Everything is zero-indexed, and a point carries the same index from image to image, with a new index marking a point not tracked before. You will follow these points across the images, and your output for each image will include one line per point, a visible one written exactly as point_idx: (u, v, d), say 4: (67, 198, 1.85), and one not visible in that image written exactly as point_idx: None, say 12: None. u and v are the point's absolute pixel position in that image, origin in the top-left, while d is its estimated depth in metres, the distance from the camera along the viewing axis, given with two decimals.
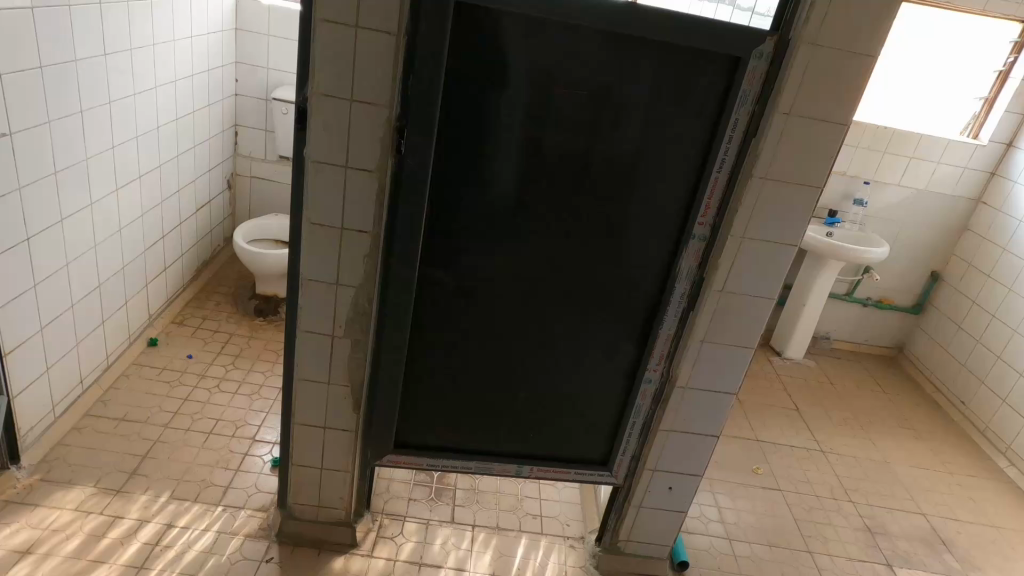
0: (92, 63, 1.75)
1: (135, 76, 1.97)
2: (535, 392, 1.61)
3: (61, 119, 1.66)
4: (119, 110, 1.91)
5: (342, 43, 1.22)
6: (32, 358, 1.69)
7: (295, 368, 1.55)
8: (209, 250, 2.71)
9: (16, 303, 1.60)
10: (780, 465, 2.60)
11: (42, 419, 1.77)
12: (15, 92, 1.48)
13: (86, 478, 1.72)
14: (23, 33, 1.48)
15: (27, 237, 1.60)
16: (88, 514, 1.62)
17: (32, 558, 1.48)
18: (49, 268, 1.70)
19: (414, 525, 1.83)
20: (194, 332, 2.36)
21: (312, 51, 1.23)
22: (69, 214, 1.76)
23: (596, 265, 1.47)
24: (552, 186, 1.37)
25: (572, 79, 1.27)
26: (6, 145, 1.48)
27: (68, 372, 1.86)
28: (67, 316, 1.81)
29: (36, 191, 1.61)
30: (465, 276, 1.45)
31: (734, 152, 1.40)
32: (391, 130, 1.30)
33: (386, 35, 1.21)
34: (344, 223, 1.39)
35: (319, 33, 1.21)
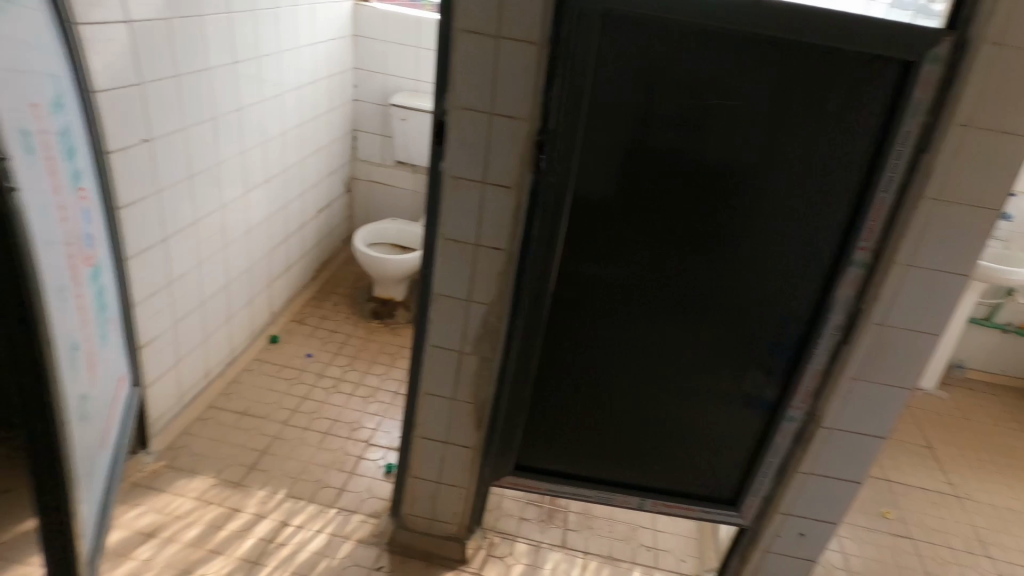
0: (223, 70, 1.81)
1: (262, 81, 2.04)
2: (663, 421, 1.53)
3: (196, 126, 1.74)
4: (249, 114, 1.99)
5: (483, 54, 1.18)
6: (164, 352, 1.77)
7: (419, 380, 1.54)
8: (328, 251, 2.78)
9: (150, 300, 1.67)
10: (913, 510, 2.36)
11: (170, 408, 1.85)
12: (155, 100, 1.56)
13: (208, 469, 1.77)
14: (162, 42, 1.54)
15: (164, 237, 1.68)
16: (209, 505, 1.67)
17: (156, 542, 1.55)
18: (181, 267, 1.78)
19: (524, 546, 1.78)
20: (313, 332, 2.42)
21: (451, 63, 1.20)
22: (203, 216, 1.84)
23: (738, 288, 1.37)
24: (696, 204, 1.28)
25: (724, 89, 1.18)
26: (146, 150, 1.56)
27: (195, 365, 1.93)
28: (196, 313, 1.89)
29: (173, 193, 1.69)
30: (597, 291, 1.38)
31: (902, 168, 1.24)
32: (532, 145, 1.24)
33: (527, 43, 1.16)
34: (479, 240, 1.37)
35: (460, 45, 1.17)
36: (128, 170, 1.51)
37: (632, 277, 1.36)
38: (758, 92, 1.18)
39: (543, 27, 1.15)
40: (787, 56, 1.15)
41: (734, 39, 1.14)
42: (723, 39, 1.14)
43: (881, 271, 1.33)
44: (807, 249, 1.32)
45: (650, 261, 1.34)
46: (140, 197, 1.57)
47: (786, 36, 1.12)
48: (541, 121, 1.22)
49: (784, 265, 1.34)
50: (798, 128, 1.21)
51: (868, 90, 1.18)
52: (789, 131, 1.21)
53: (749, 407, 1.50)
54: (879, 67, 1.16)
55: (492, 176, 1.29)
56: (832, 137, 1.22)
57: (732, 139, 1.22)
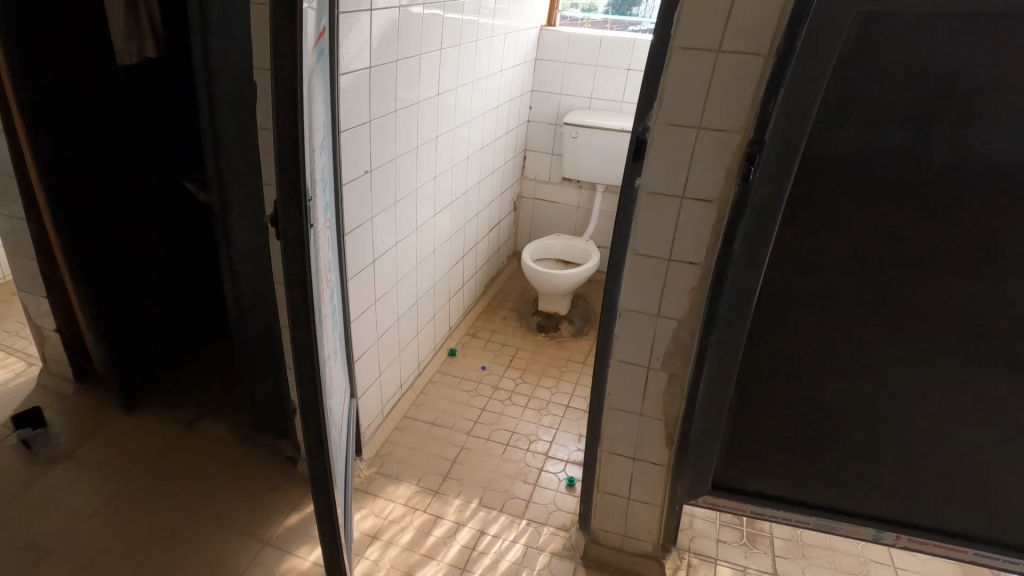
0: (428, 99, 1.93)
1: (458, 109, 2.14)
2: (882, 447, 1.41)
3: (404, 156, 1.87)
4: (444, 141, 2.11)
5: (700, 69, 1.15)
6: (371, 365, 1.91)
7: (604, 397, 1.53)
8: (497, 266, 2.89)
9: (364, 317, 1.82)
10: None
11: (376, 418, 1.98)
12: (377, 133, 1.70)
13: (410, 475, 1.89)
14: (387, 78, 1.68)
15: (374, 259, 1.81)
16: (416, 511, 1.77)
17: (379, 543, 1.67)
18: (385, 287, 1.92)
19: (728, 570, 1.70)
20: (485, 345, 2.51)
21: (663, 80, 1.18)
22: (402, 238, 1.97)
23: (974, 305, 1.21)
24: (931, 216, 1.16)
25: (986, 84, 1.04)
26: (367, 180, 1.69)
27: (392, 379, 2.07)
28: (394, 329, 2.03)
29: (383, 219, 1.83)
30: (807, 308, 1.29)
31: None
32: (740, 157, 1.20)
33: (750, 56, 1.11)
34: (672, 254, 1.35)
35: (674, 61, 1.16)
36: (354, 199, 1.65)
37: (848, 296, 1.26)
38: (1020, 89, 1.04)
39: (774, 36, 1.09)
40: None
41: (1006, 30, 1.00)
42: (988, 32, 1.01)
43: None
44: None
45: (874, 278, 1.23)
46: (360, 223, 1.71)
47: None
48: (757, 134, 1.17)
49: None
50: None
51: None
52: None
53: (992, 435, 1.34)
54: None
55: (692, 191, 1.27)
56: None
57: (986, 144, 1.08)
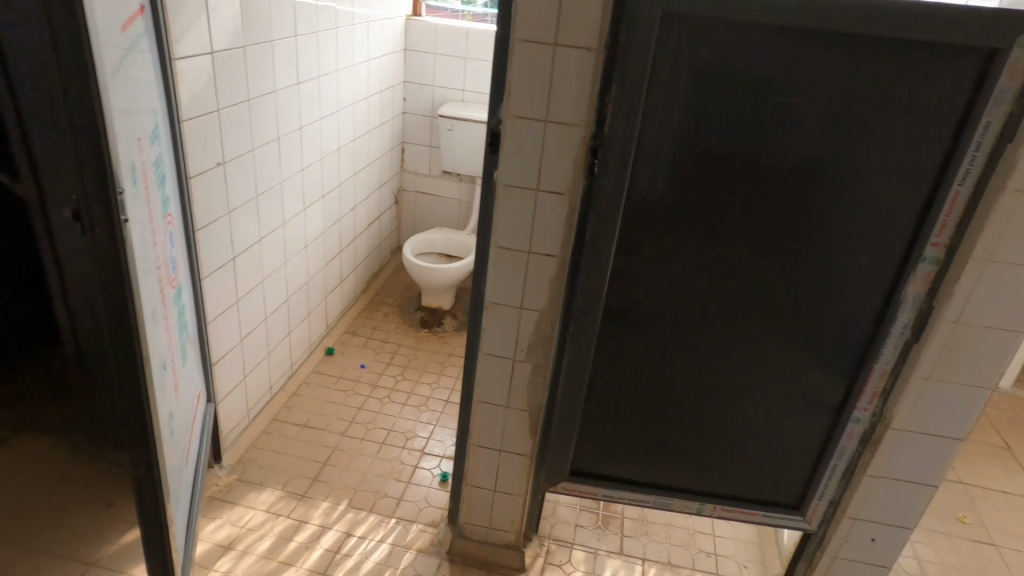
0: (287, 86, 1.84)
1: (323, 99, 2.07)
2: (726, 426, 1.52)
3: (263, 147, 1.77)
4: (310, 132, 2.02)
5: (540, 61, 1.17)
6: (233, 367, 1.81)
7: (473, 390, 1.53)
8: (379, 262, 2.83)
9: (222, 319, 1.71)
10: (989, 513, 2.25)
11: (239, 422, 1.89)
12: (228, 123, 1.60)
13: (275, 481, 1.81)
14: (236, 65, 1.58)
15: (233, 257, 1.72)
16: (278, 517, 1.70)
17: (233, 554, 1.59)
18: (248, 285, 1.82)
19: (582, 554, 1.76)
20: (365, 342, 2.45)
21: (508, 72, 1.19)
22: (267, 233, 1.87)
23: (790, 290, 1.33)
24: (757, 207, 1.25)
25: (788, 85, 1.15)
26: (220, 173, 1.60)
27: (258, 382, 1.97)
28: (261, 329, 1.93)
29: (242, 214, 1.73)
30: (652, 295, 1.37)
31: (981, 160, 1.19)
32: (585, 149, 1.23)
33: (584, 49, 1.15)
34: (532, 247, 1.34)
35: (517, 52, 1.16)
36: (205, 192, 1.55)
37: (687, 282, 1.34)
38: (821, 89, 1.15)
39: (601, 31, 1.13)
40: (864, 49, 1.12)
41: (808, 34, 1.11)
42: (794, 34, 1.11)
43: (954, 268, 1.28)
44: (883, 248, 1.28)
45: (706, 264, 1.32)
46: (214, 218, 1.61)
47: (862, 30, 1.09)
48: (597, 127, 1.21)
49: (849, 266, 1.30)
50: (865, 126, 1.17)
51: (937, 83, 1.14)
52: (860, 127, 1.17)
53: (815, 408, 1.48)
54: (958, 55, 1.12)
55: (546, 183, 1.28)
56: (908, 129, 1.17)
57: (800, 139, 1.19)
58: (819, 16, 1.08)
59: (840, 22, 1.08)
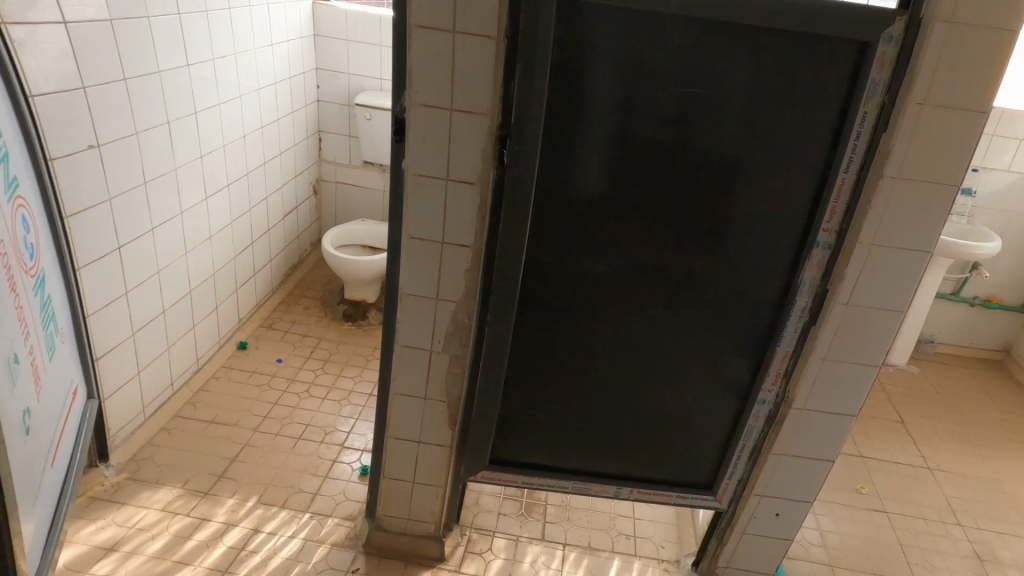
0: (173, 64, 1.76)
1: (219, 83, 2.00)
2: (639, 410, 1.56)
3: (149, 131, 1.69)
4: (206, 115, 1.94)
5: (439, 49, 1.16)
6: (123, 364, 1.73)
7: (390, 381, 1.50)
8: (299, 253, 2.78)
9: (105, 311, 1.63)
10: (885, 483, 2.41)
11: (133, 419, 1.81)
12: (100, 104, 1.51)
13: (176, 478, 1.75)
14: (105, 41, 1.50)
15: (118, 246, 1.64)
16: (175, 515, 1.64)
17: (117, 555, 1.52)
18: (139, 278, 1.74)
19: (503, 541, 1.78)
20: (284, 336, 2.39)
21: (409, 60, 1.18)
22: (161, 222, 1.80)
23: (692, 276, 1.38)
24: (660, 196, 1.29)
25: (675, 74, 1.18)
26: (94, 156, 1.51)
27: (156, 379, 1.89)
28: (159, 323, 1.85)
29: (127, 201, 1.65)
30: (564, 283, 1.38)
31: (862, 149, 1.26)
32: (494, 138, 1.24)
33: (483, 39, 1.15)
34: (445, 238, 1.33)
35: (415, 41, 1.16)
36: (75, 177, 1.47)
37: (596, 269, 1.37)
38: (716, 81, 1.19)
39: (500, 20, 1.13)
40: (757, 43, 1.16)
41: (704, 27, 1.14)
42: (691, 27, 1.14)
43: (844, 252, 1.36)
44: (778, 234, 1.34)
45: (615, 252, 1.35)
46: (90, 204, 1.53)
47: (751, 24, 1.13)
48: (503, 116, 1.22)
49: (747, 253, 1.36)
50: (752, 117, 1.22)
51: (823, 77, 1.19)
52: (752, 119, 1.22)
53: (723, 390, 1.53)
54: (840, 50, 1.18)
55: (455, 173, 1.27)
56: (798, 122, 1.23)
57: (698, 130, 1.23)
58: (712, 10, 1.12)
59: (732, 16, 1.12)
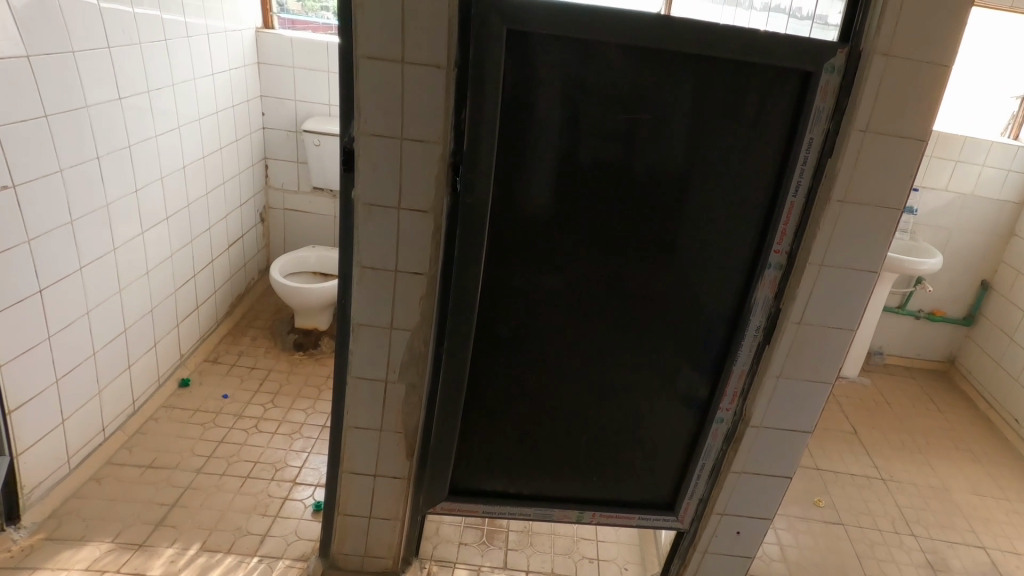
0: (105, 108, 1.81)
1: (155, 115, 2.05)
2: (597, 434, 1.56)
3: (74, 168, 1.72)
4: (141, 151, 1.99)
5: (387, 80, 1.16)
6: (46, 411, 1.72)
7: (343, 415, 1.45)
8: (244, 283, 2.78)
9: (27, 357, 1.63)
10: (841, 496, 2.45)
11: (55, 471, 1.79)
12: (17, 145, 1.52)
13: (105, 534, 1.70)
14: (22, 79, 1.51)
15: (40, 288, 1.65)
16: (104, 572, 1.59)
17: None
18: (65, 320, 1.74)
19: (464, 572, 1.75)
20: (229, 370, 2.39)
21: (357, 91, 1.17)
22: (90, 261, 1.82)
23: (644, 302, 1.39)
24: (615, 221, 1.29)
25: (616, 105, 1.19)
26: (9, 197, 1.52)
27: (86, 421, 1.88)
28: (88, 363, 1.86)
29: (51, 240, 1.67)
30: (523, 309, 1.37)
31: (809, 173, 1.29)
32: (446, 167, 1.22)
33: (431, 69, 1.15)
34: (398, 265, 1.29)
35: (363, 71, 1.15)
36: None
37: (554, 294, 1.36)
38: (670, 106, 1.20)
39: (449, 49, 1.14)
40: (709, 70, 1.18)
41: (653, 54, 1.16)
42: (643, 52, 1.15)
43: (797, 273, 1.38)
44: (731, 256, 1.36)
45: (574, 276, 1.34)
46: (8, 246, 1.53)
47: (701, 53, 1.16)
48: (456, 143, 1.21)
49: (702, 276, 1.37)
50: (695, 148, 1.24)
51: (770, 103, 1.22)
52: (705, 144, 1.24)
53: (682, 411, 1.54)
54: (785, 78, 1.20)
55: (407, 201, 1.24)
56: (750, 146, 1.25)
57: (652, 155, 1.24)
58: (662, 39, 1.13)
59: (683, 44, 1.14)
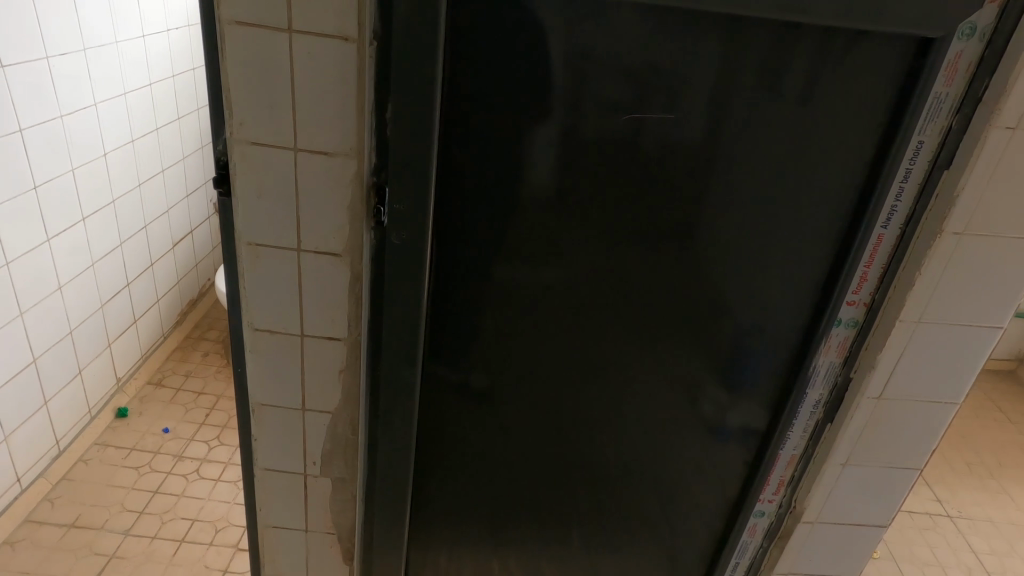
0: None
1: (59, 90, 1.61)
2: (593, 527, 1.20)
3: None
4: (37, 137, 1.55)
5: (270, 59, 0.71)
6: None
7: (255, 513, 1.08)
8: (198, 286, 2.43)
9: None
10: (900, 542, 2.05)
11: None
12: None
13: None
14: None
15: None
16: None
17: None
18: None
19: None
20: (173, 397, 2.04)
21: (224, 76, 0.72)
22: None
23: (653, 365, 1.03)
24: (621, 255, 0.93)
25: (620, 97, 0.82)
26: None
27: None
28: None
29: None
30: (493, 368, 1.02)
31: (912, 194, 0.89)
32: (365, 192, 0.80)
33: (336, 42, 0.70)
34: (305, 329, 0.89)
35: (229, 47, 0.70)
36: None
37: (535, 350, 1.00)
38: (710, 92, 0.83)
39: (363, 8, 0.69)
40: (775, 38, 0.80)
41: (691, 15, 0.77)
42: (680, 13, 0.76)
43: (880, 332, 0.97)
44: (780, 302, 0.98)
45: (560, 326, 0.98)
46: None
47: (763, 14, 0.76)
48: (379, 157, 0.78)
49: (737, 326, 1.00)
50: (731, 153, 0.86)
51: (861, 87, 0.83)
52: (756, 143, 0.86)
53: (707, 501, 1.16)
54: (890, 46, 0.80)
55: (311, 240, 0.82)
56: (822, 146, 0.87)
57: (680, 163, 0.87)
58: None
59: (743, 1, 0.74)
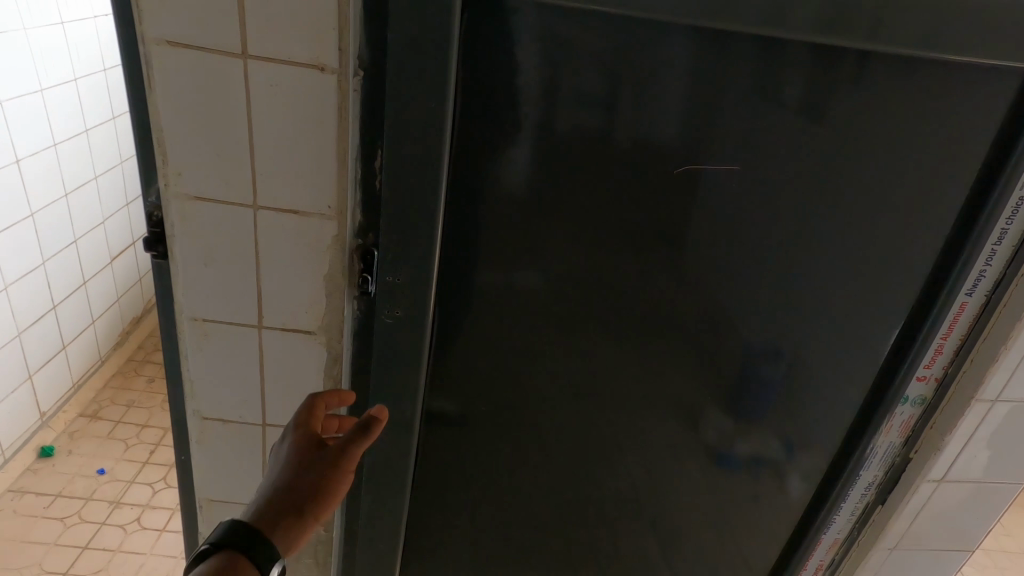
0: None
1: None
2: None
3: None
4: None
5: (220, 93, 0.51)
6: None
7: None
8: (139, 303, 2.17)
9: None
10: None
11: None
12: None
13: None
14: None
15: None
16: None
17: None
18: None
19: None
20: (111, 433, 1.74)
21: (153, 111, 0.52)
22: None
23: (691, 451, 0.85)
24: (656, 327, 0.75)
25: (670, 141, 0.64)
26: None
27: None
28: None
29: None
30: (492, 456, 0.83)
31: (1003, 259, 0.74)
32: (348, 260, 0.61)
33: (309, 71, 0.51)
34: (267, 417, 0.71)
35: (162, 75, 0.50)
36: None
37: (547, 435, 0.81)
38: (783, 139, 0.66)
39: (345, 24, 0.50)
40: (870, 80, 0.63)
41: (769, 44, 0.60)
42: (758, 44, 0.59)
43: (951, 410, 0.84)
44: (840, 379, 0.82)
45: (581, 411, 0.80)
46: None
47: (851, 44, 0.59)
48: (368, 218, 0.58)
49: (786, 406, 0.83)
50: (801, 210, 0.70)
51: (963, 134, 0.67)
52: (835, 199, 0.69)
53: None
54: (1006, 83, 0.64)
55: (277, 315, 0.64)
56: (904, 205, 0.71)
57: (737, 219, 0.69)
58: (793, 20, 0.58)
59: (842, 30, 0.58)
